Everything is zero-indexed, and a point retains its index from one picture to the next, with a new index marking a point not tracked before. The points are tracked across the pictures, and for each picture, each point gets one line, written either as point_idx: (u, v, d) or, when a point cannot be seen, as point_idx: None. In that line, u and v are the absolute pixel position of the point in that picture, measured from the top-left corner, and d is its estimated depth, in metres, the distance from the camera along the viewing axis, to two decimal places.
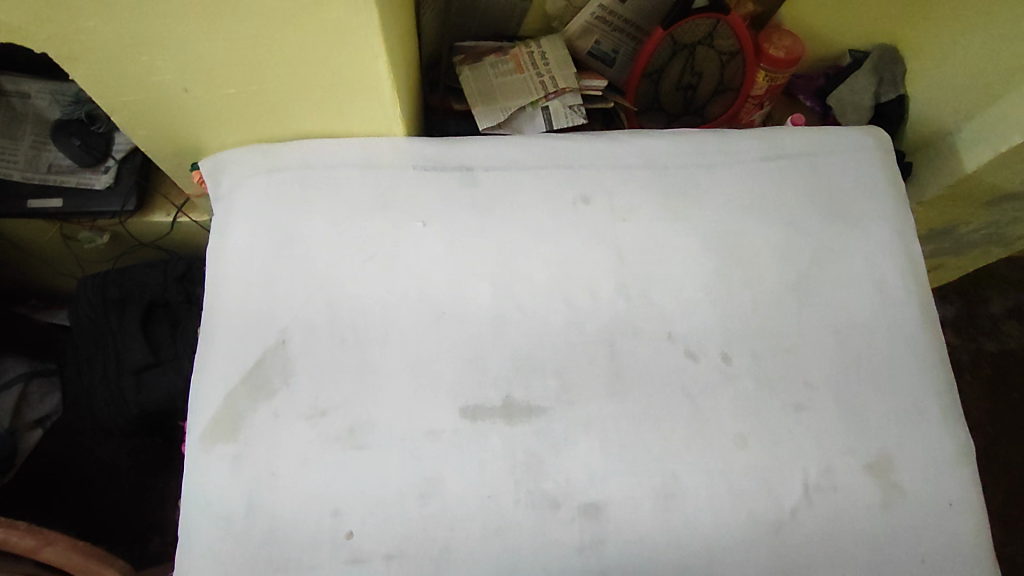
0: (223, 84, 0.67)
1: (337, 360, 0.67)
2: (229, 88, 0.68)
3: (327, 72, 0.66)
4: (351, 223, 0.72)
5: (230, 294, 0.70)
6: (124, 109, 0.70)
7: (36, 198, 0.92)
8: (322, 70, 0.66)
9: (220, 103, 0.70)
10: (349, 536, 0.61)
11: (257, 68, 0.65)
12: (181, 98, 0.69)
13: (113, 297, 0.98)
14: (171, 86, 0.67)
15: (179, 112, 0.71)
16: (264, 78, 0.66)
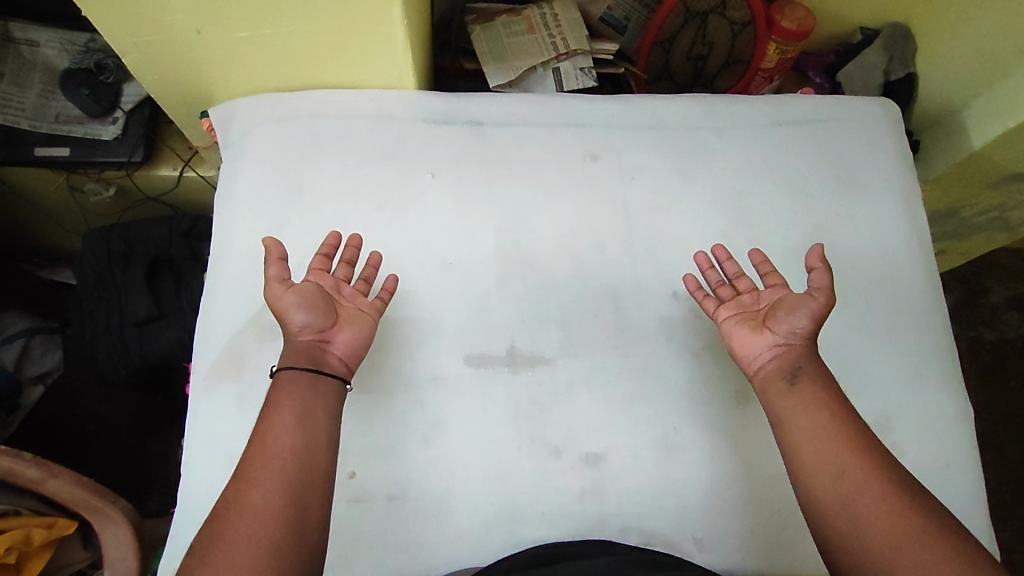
0: (236, 28, 0.67)
1: None
2: (241, 32, 0.68)
3: (340, 19, 0.66)
4: (360, 172, 0.73)
5: (238, 237, 0.71)
6: (136, 49, 0.70)
7: (42, 146, 0.92)
8: (334, 17, 0.65)
9: (232, 47, 0.70)
10: (352, 476, 0.61)
11: (273, 12, 0.64)
12: (195, 42, 0.69)
13: (118, 250, 0.98)
14: (183, 27, 0.66)
15: (191, 55, 0.71)
16: (281, 24, 0.66)
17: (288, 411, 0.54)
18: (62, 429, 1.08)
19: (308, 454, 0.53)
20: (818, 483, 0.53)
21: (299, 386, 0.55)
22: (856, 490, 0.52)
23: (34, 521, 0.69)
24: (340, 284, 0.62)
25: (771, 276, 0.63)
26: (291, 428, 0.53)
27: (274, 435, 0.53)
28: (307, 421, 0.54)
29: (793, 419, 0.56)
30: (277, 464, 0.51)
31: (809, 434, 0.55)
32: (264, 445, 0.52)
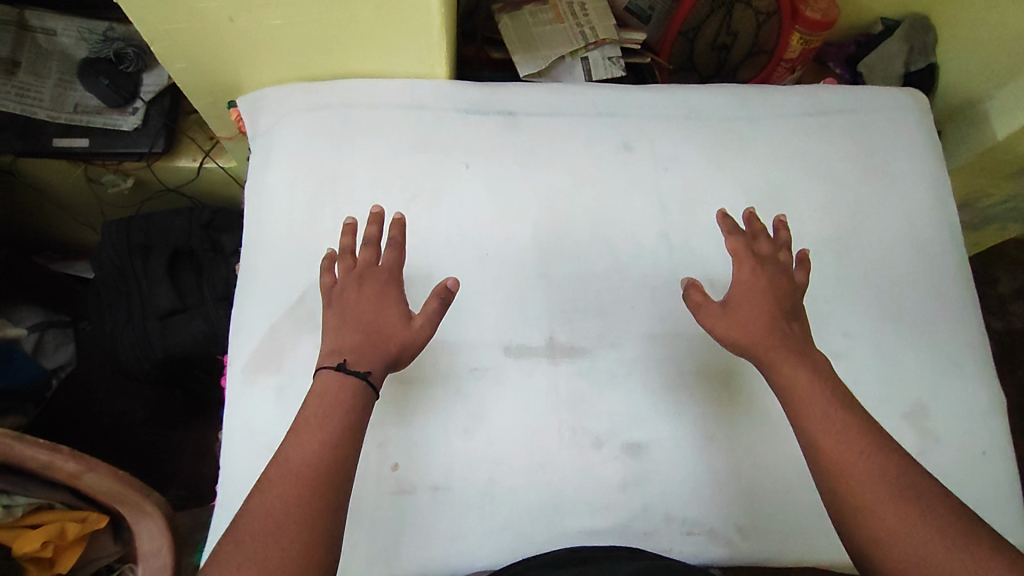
0: (270, 15, 0.66)
1: None
2: (275, 20, 0.66)
3: (378, 7, 0.65)
4: (394, 163, 0.73)
5: (272, 229, 0.70)
6: (166, 37, 0.69)
7: (61, 137, 0.92)
8: (373, 5, 0.64)
9: (265, 34, 0.69)
10: (395, 468, 0.61)
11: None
12: (228, 30, 0.68)
13: (138, 243, 0.98)
14: (216, 15, 0.65)
15: (221, 43, 0.70)
16: (317, 12, 0.65)
17: (322, 418, 0.53)
18: (76, 425, 1.06)
19: (336, 472, 0.52)
20: (851, 498, 0.52)
21: (336, 387, 0.55)
22: (893, 511, 0.51)
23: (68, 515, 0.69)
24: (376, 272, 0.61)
25: (743, 267, 0.60)
26: (320, 441, 0.52)
27: (302, 448, 0.52)
28: (342, 428, 0.53)
29: (828, 428, 0.54)
30: (306, 473, 0.51)
31: (848, 449, 0.53)
32: (292, 457, 0.52)
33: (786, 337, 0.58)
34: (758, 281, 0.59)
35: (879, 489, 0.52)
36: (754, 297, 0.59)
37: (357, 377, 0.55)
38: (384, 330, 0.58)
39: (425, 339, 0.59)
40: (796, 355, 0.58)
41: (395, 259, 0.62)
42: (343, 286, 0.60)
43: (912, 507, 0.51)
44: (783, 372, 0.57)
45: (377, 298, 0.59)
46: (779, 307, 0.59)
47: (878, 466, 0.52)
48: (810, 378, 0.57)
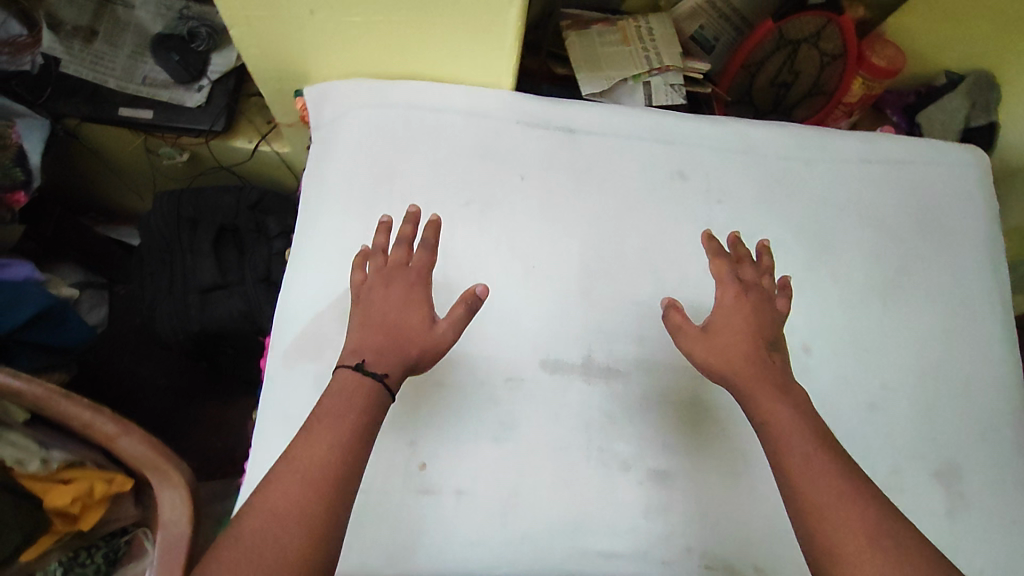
0: (351, 12, 0.67)
1: None
2: (354, 16, 0.68)
3: (457, 15, 0.66)
4: (452, 167, 0.75)
5: (326, 219, 0.72)
6: (246, 24, 0.70)
7: (127, 107, 0.96)
8: (452, 13, 0.66)
9: (342, 29, 0.71)
10: (422, 467, 0.61)
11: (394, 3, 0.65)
12: (308, 21, 0.69)
13: (187, 216, 1.00)
14: (299, 7, 0.67)
15: (298, 34, 0.72)
16: (396, 14, 0.67)
17: (337, 420, 0.52)
18: (102, 384, 1.11)
19: (345, 475, 0.50)
20: (824, 543, 0.48)
21: (353, 387, 0.53)
22: (869, 572, 0.46)
23: (97, 475, 0.71)
24: (408, 271, 0.61)
25: (724, 289, 0.59)
26: (335, 441, 0.51)
27: (314, 448, 0.50)
28: (355, 431, 0.52)
29: (806, 474, 0.50)
30: (314, 476, 0.49)
31: (826, 497, 0.49)
32: (303, 453, 0.50)
33: (768, 367, 0.55)
34: (742, 306, 0.57)
35: (855, 528, 0.47)
36: (737, 323, 0.57)
37: (372, 380, 0.54)
38: (404, 335, 0.57)
39: (447, 345, 0.58)
40: (775, 388, 0.54)
41: (425, 262, 0.61)
42: (370, 283, 0.60)
43: (890, 569, 0.46)
44: (762, 406, 0.53)
45: (401, 301, 0.59)
46: (762, 335, 0.56)
47: (855, 509, 0.48)
48: (793, 417, 0.52)
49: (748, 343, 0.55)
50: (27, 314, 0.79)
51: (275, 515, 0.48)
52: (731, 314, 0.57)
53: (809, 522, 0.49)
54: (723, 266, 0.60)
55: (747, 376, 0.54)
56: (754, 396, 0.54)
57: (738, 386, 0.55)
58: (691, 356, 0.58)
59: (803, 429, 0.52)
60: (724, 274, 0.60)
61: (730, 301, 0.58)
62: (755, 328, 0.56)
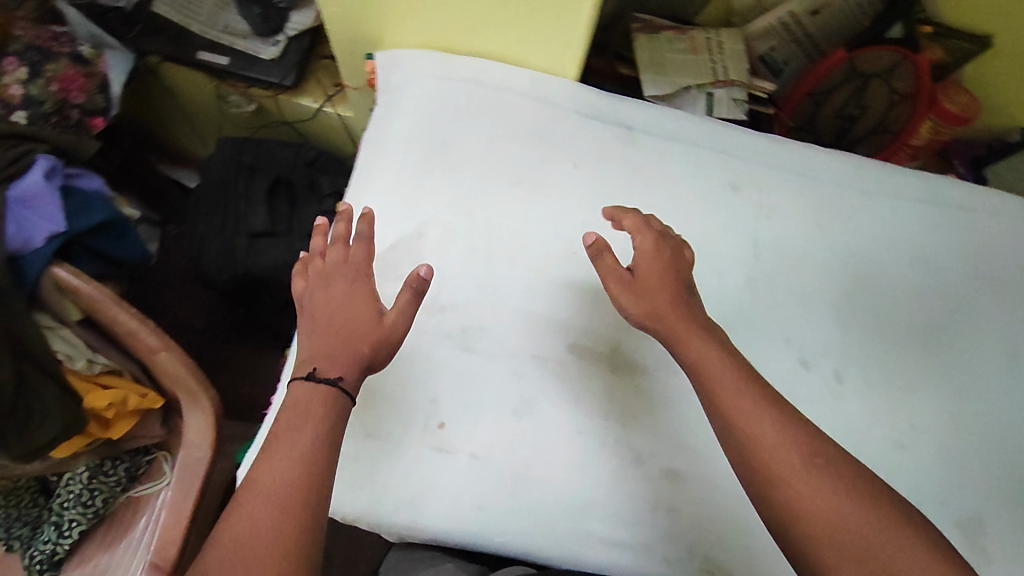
0: None
1: (465, 265, 0.70)
2: None
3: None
4: (508, 146, 0.76)
5: (381, 178, 0.75)
6: None
7: (206, 51, 1.01)
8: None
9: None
10: (441, 427, 0.62)
11: None
12: None
13: (246, 163, 1.03)
14: None
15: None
16: None
17: (297, 435, 0.51)
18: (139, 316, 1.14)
19: (312, 484, 0.49)
20: (758, 468, 0.49)
21: (309, 397, 0.53)
22: (809, 487, 0.47)
23: (130, 387, 0.74)
24: (347, 265, 0.61)
25: (642, 238, 0.61)
26: (296, 456, 0.49)
27: (275, 467, 0.49)
28: (317, 445, 0.51)
29: (735, 405, 0.51)
30: (279, 495, 0.48)
31: (761, 423, 0.50)
32: (266, 475, 0.49)
33: (686, 310, 0.57)
34: (660, 250, 0.60)
35: (794, 459, 0.49)
36: (654, 269, 0.59)
37: (326, 386, 0.54)
38: (353, 329, 0.57)
39: (400, 335, 0.58)
40: (697, 327, 0.56)
41: (364, 253, 0.62)
42: (316, 285, 0.60)
43: (823, 478, 0.48)
44: (690, 349, 0.55)
45: (347, 296, 0.59)
46: (679, 280, 0.59)
47: (787, 435, 0.49)
48: (716, 353, 0.54)
49: (668, 287, 0.58)
50: (98, 217, 0.80)
51: (240, 542, 0.46)
52: (648, 260, 0.59)
53: (746, 451, 0.50)
54: (637, 219, 0.62)
55: (673, 319, 0.56)
56: (685, 336, 0.55)
57: (665, 332, 0.56)
58: (619, 309, 0.59)
59: (729, 369, 0.53)
60: (641, 223, 0.62)
61: (650, 251, 0.60)
62: (670, 270, 0.59)
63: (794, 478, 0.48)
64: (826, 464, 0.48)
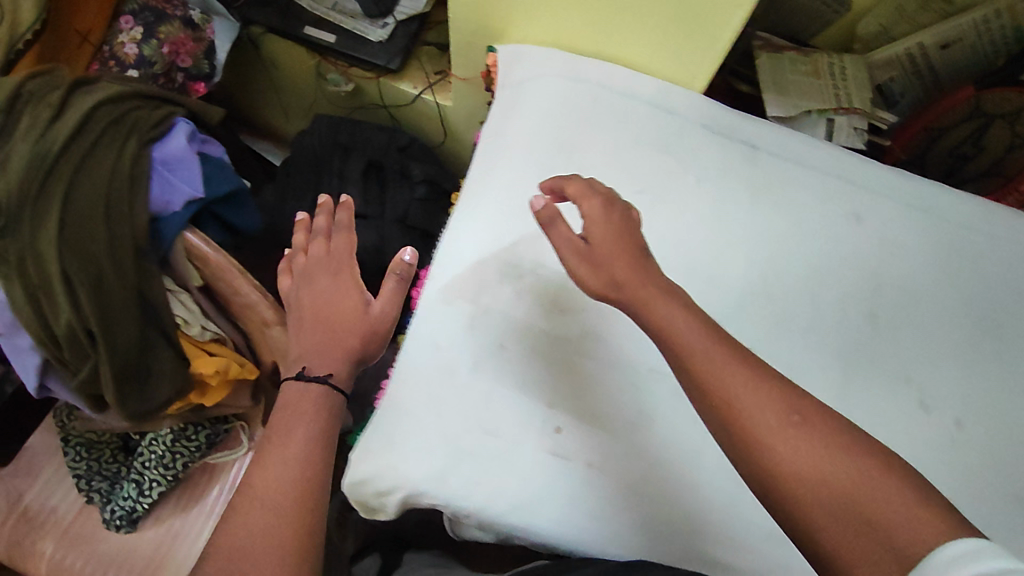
0: None
1: None
2: None
3: (676, 7, 0.68)
4: (632, 153, 0.76)
5: (502, 173, 0.74)
6: None
7: (313, 26, 1.01)
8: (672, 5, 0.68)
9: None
10: (557, 430, 0.63)
11: None
12: None
13: (342, 142, 1.05)
14: None
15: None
16: None
17: (291, 439, 0.58)
18: None
19: (307, 483, 0.56)
20: (744, 431, 0.45)
21: (306, 401, 0.61)
22: (790, 444, 0.43)
23: (234, 355, 0.75)
24: (338, 262, 0.67)
25: (586, 203, 0.56)
26: (291, 463, 0.56)
27: (273, 471, 0.56)
28: (313, 443, 0.58)
29: (703, 366, 0.46)
30: (279, 498, 0.55)
31: (734, 381, 0.46)
32: (266, 480, 0.56)
33: (648, 276, 0.52)
34: (611, 216, 0.54)
35: (772, 419, 0.44)
36: (602, 232, 0.54)
37: (318, 384, 0.61)
38: (341, 319, 0.64)
39: (389, 320, 0.66)
40: (661, 289, 0.50)
41: (348, 246, 0.69)
42: (300, 281, 0.67)
43: (802, 437, 0.44)
44: (653, 312, 0.50)
45: (337, 288, 0.66)
46: (637, 242, 0.53)
47: (764, 395, 0.45)
48: (674, 309, 0.49)
49: (620, 249, 0.52)
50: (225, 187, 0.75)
51: (242, 540, 0.53)
52: (596, 225, 0.54)
53: (717, 414, 0.46)
54: (582, 183, 0.57)
55: (631, 287, 0.51)
56: (649, 302, 0.50)
57: (631, 300, 0.51)
58: (579, 285, 0.53)
59: (703, 333, 0.48)
60: (587, 190, 0.56)
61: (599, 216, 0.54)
62: (624, 233, 0.54)
63: (773, 444, 0.44)
64: (805, 421, 0.44)
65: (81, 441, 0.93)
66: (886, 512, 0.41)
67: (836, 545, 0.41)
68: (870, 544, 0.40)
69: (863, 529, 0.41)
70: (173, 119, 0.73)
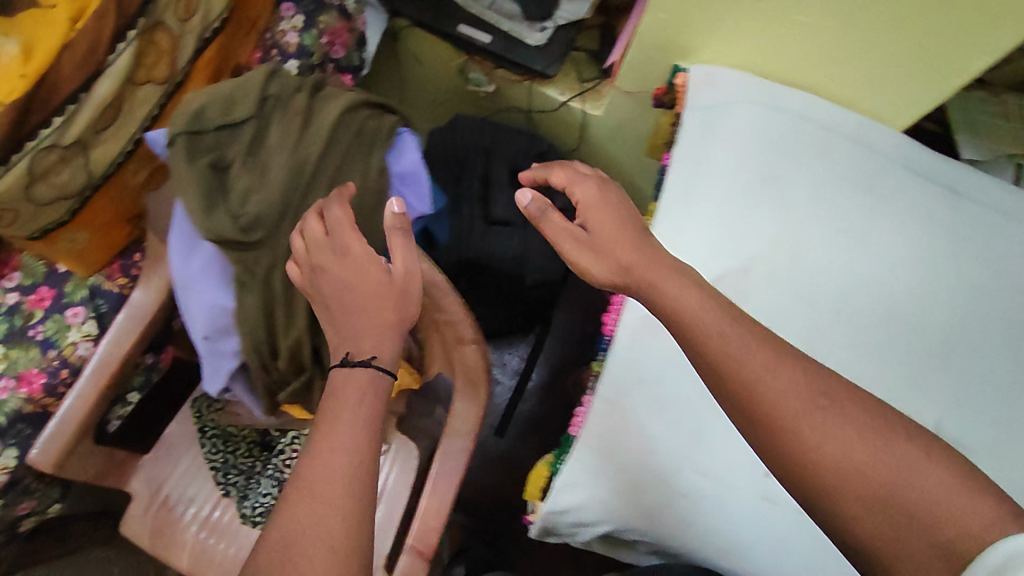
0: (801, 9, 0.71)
1: (786, 310, 0.70)
2: (802, 15, 0.71)
3: (912, 42, 0.69)
4: (834, 189, 0.74)
5: (704, 204, 0.74)
6: None
7: (467, 25, 0.98)
8: (909, 40, 0.69)
9: (777, 24, 0.74)
10: (767, 476, 0.64)
11: (861, 11, 0.68)
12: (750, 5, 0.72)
13: (483, 145, 1.04)
14: None
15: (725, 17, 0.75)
16: (854, 20, 0.70)
17: (336, 422, 0.49)
18: None
19: (368, 475, 0.48)
20: (774, 419, 0.45)
21: (353, 381, 0.52)
22: (814, 430, 0.44)
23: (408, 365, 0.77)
24: (345, 241, 0.58)
25: (576, 190, 0.61)
26: (336, 450, 0.48)
27: (320, 463, 0.48)
28: (361, 427, 0.50)
29: (746, 378, 0.47)
30: (332, 491, 0.47)
31: (750, 363, 0.47)
32: (314, 474, 0.48)
33: (654, 255, 0.57)
34: (606, 201, 0.60)
35: (796, 404, 0.45)
36: (608, 220, 0.59)
37: (361, 369, 0.52)
38: (369, 299, 0.56)
39: (416, 283, 0.58)
40: (666, 267, 0.55)
41: (347, 214, 0.59)
42: (313, 274, 0.58)
43: (829, 420, 0.45)
44: (663, 293, 0.53)
45: (356, 267, 0.57)
46: (635, 226, 0.58)
47: (797, 384, 0.46)
48: (691, 291, 0.53)
49: (631, 239, 0.57)
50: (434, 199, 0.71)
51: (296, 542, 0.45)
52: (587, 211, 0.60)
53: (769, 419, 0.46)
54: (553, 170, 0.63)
55: (649, 274, 0.55)
56: (660, 280, 0.54)
57: (638, 283, 0.55)
58: (589, 276, 0.58)
59: (720, 315, 0.51)
60: (562, 178, 0.62)
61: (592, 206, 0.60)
62: (618, 219, 0.59)
63: (807, 429, 0.44)
64: (832, 403, 0.45)
65: (217, 433, 0.95)
66: (962, 517, 0.40)
67: (874, 539, 0.42)
68: (913, 535, 0.41)
69: (894, 516, 0.42)
70: (392, 126, 0.69)
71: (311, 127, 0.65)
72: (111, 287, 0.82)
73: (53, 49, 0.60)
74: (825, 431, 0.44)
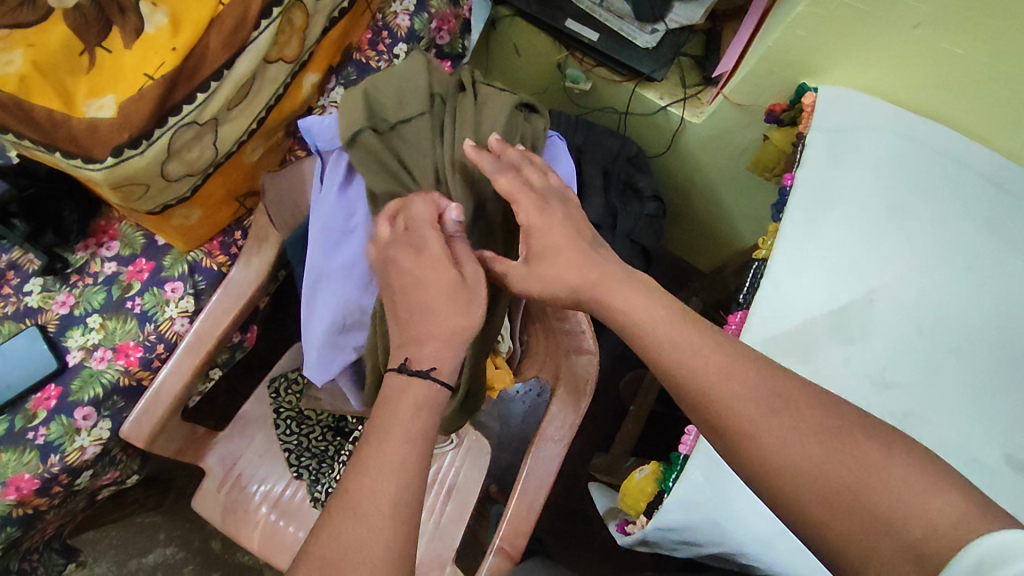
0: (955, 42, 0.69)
1: (906, 344, 0.69)
2: (954, 48, 0.69)
3: None
4: (963, 226, 0.72)
5: (828, 230, 0.73)
6: (826, 7, 0.72)
7: (575, 20, 0.96)
8: None
9: (921, 53, 0.72)
10: None
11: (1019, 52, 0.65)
12: (899, 33, 0.71)
13: (575, 144, 1.02)
14: (906, 18, 0.69)
15: (869, 41, 0.74)
16: (1008, 62, 0.67)
17: (391, 431, 0.46)
18: None
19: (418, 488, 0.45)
20: (736, 427, 0.45)
21: (409, 393, 0.48)
22: (773, 437, 0.43)
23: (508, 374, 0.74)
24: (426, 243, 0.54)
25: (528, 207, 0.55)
26: (389, 461, 0.45)
27: (374, 475, 0.44)
28: (414, 439, 0.47)
29: (713, 398, 0.46)
30: (386, 504, 0.43)
31: (704, 376, 0.47)
32: (362, 485, 0.44)
33: (599, 271, 0.53)
34: (551, 213, 0.55)
35: (752, 410, 0.45)
36: (556, 238, 0.54)
37: (422, 380, 0.49)
38: (437, 317, 0.51)
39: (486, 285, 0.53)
40: (622, 278, 0.53)
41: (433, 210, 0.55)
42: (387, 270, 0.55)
43: (786, 425, 0.44)
44: (614, 309, 0.52)
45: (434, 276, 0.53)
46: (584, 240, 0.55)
47: (754, 397, 0.45)
48: (645, 304, 0.51)
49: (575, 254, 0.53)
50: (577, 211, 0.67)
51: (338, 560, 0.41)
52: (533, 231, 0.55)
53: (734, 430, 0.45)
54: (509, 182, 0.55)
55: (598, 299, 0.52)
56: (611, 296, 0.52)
57: (592, 303, 0.53)
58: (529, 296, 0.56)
59: (664, 324, 0.50)
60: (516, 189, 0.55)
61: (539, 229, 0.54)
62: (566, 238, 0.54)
63: (761, 431, 0.44)
64: (789, 406, 0.45)
65: (291, 414, 0.94)
66: (896, 497, 0.40)
67: (845, 540, 0.40)
68: (888, 539, 0.39)
69: (865, 521, 0.40)
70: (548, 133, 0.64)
71: (479, 132, 0.61)
72: (210, 265, 0.80)
73: (199, 24, 0.61)
74: (785, 437, 0.43)
